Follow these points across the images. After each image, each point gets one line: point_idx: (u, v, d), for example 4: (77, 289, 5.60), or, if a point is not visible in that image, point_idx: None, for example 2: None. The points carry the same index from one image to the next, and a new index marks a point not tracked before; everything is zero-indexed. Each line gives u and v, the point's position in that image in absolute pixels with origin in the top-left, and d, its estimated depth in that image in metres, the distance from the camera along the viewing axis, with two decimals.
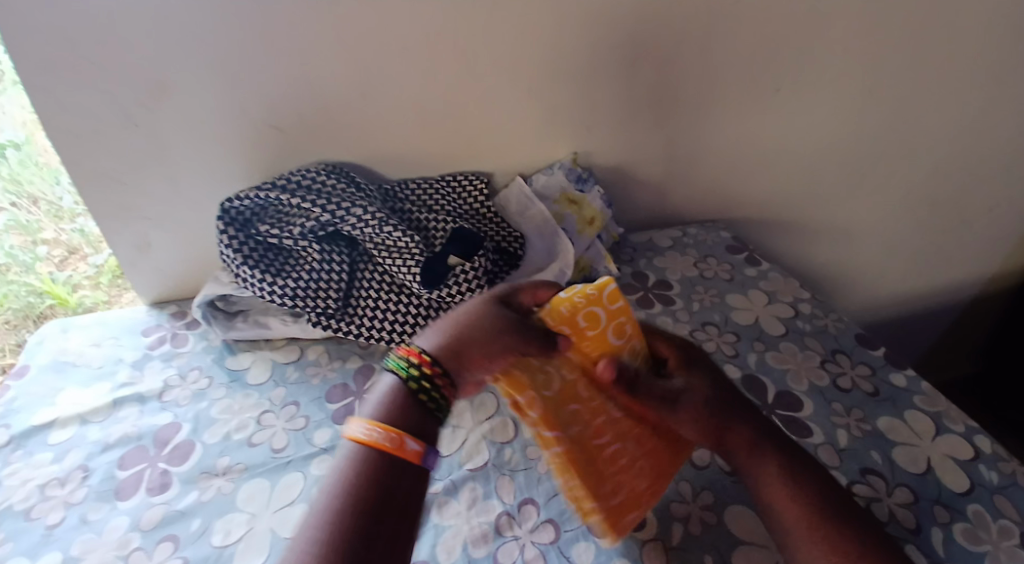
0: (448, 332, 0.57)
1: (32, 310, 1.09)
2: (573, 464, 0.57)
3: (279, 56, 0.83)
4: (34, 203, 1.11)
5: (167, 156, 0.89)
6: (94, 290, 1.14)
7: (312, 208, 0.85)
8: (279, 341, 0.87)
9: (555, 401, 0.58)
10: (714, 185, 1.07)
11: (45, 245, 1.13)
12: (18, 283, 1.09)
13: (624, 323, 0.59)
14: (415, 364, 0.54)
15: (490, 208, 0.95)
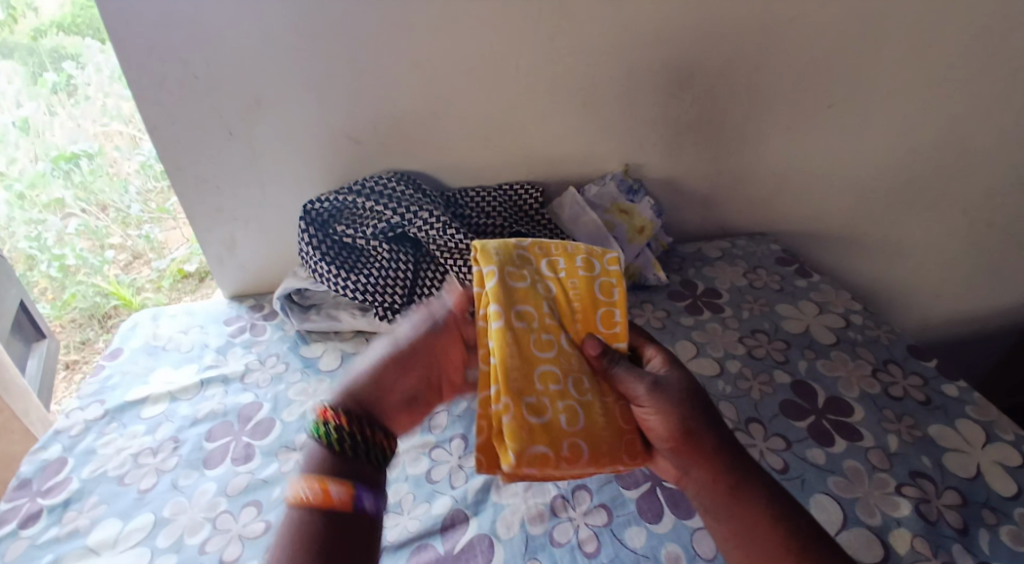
0: (357, 378, 0.59)
1: (98, 305, 1.70)
2: (510, 344, 0.57)
3: (357, 71, 0.91)
4: (102, 211, 1.78)
5: (254, 162, 0.97)
6: (155, 292, 1.74)
7: (383, 211, 0.92)
8: (347, 333, 0.94)
9: (514, 297, 0.60)
10: (763, 199, 1.09)
11: (111, 251, 1.79)
12: (87, 283, 1.71)
13: (613, 282, 0.64)
14: (330, 416, 0.55)
15: (545, 216, 1.00)
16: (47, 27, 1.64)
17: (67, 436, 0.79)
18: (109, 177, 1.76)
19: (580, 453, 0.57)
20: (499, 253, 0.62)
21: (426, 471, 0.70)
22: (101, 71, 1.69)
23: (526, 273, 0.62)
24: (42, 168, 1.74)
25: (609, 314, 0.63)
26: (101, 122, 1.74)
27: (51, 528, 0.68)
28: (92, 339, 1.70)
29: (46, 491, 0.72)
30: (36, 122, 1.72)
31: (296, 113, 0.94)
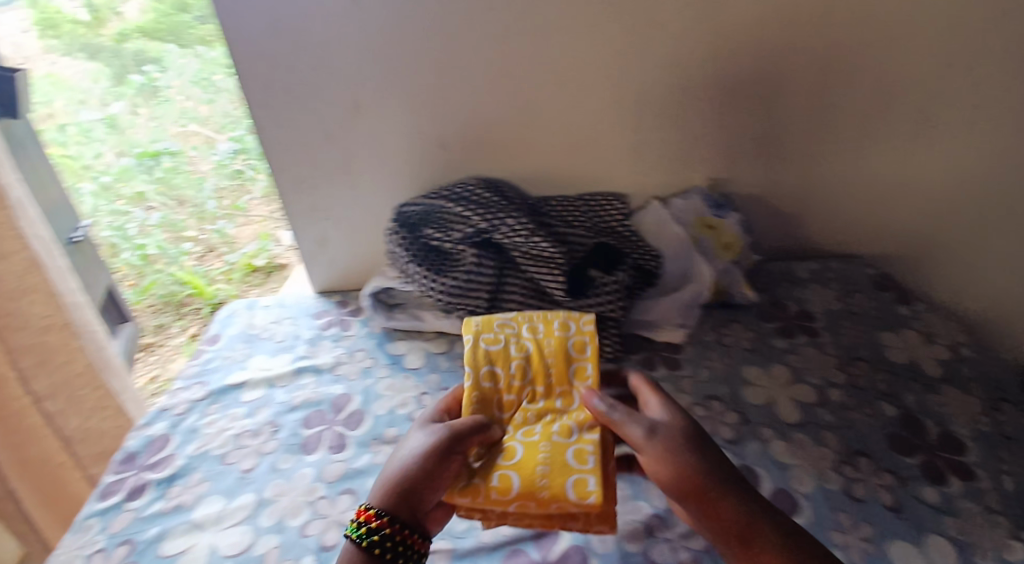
0: (390, 478, 0.59)
1: (175, 294, 1.81)
2: (473, 397, 0.65)
3: (452, 80, 0.94)
4: (180, 205, 1.96)
5: (350, 166, 1.02)
6: (226, 283, 1.83)
7: (471, 217, 0.93)
8: (429, 333, 0.97)
9: (486, 358, 0.68)
10: (854, 221, 1.05)
11: (188, 242, 1.92)
12: (165, 272, 1.84)
13: (585, 341, 0.70)
14: (365, 525, 0.56)
15: (628, 228, 0.95)
16: (130, 31, 1.77)
17: (172, 414, 0.84)
18: (188, 175, 1.97)
19: (512, 485, 0.58)
20: (480, 323, 0.71)
21: None
22: (182, 75, 1.85)
23: (502, 335, 0.70)
24: (126, 164, 1.93)
25: (581, 370, 0.68)
26: (180, 123, 1.96)
27: (157, 502, 0.72)
28: (167, 324, 1.77)
29: (151, 466, 0.77)
30: (122, 120, 1.91)
31: (392, 122, 0.97)
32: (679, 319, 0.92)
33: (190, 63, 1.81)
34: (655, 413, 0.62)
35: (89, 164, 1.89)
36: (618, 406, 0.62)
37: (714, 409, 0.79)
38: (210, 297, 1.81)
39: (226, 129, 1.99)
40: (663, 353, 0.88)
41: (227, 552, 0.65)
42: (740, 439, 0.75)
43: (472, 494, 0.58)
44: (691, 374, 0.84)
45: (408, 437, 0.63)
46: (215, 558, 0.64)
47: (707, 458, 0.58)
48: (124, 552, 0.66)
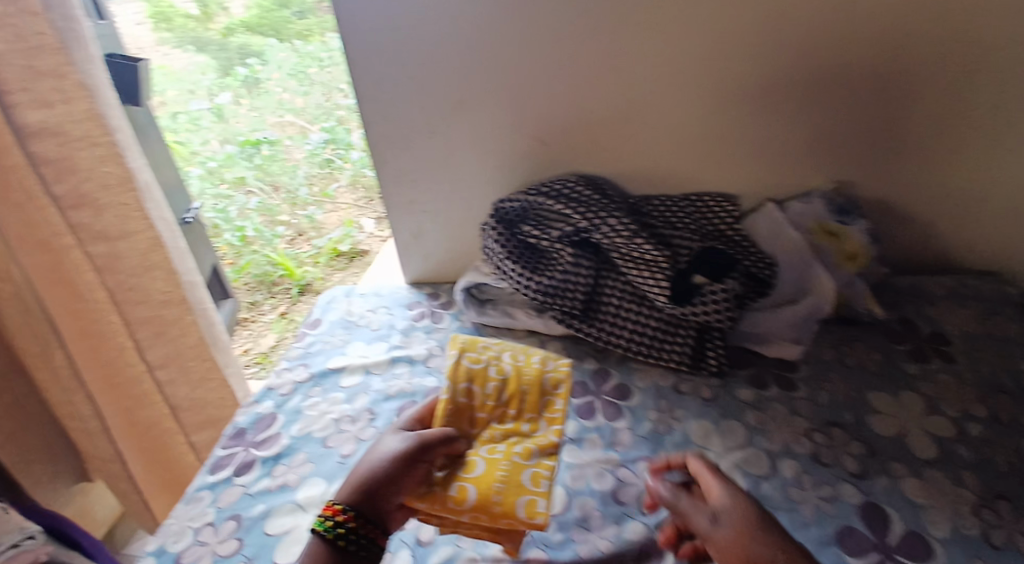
0: (356, 478, 0.57)
1: (268, 275, 1.85)
2: (443, 409, 0.63)
3: (559, 73, 0.90)
4: (275, 191, 2.01)
5: (450, 159, 1.01)
6: (314, 266, 1.87)
7: (572, 215, 0.90)
8: (520, 332, 0.95)
9: (466, 375, 0.65)
10: (996, 229, 0.94)
11: (280, 225, 1.96)
12: (260, 253, 1.88)
13: (563, 376, 0.67)
14: (332, 519, 0.54)
15: (740, 232, 0.90)
16: (236, 26, 2.06)
17: (279, 393, 0.87)
18: (283, 162, 2.04)
19: (467, 496, 0.57)
20: (466, 339, 0.69)
21: (612, 488, 0.67)
22: (281, 68, 2.05)
23: (485, 355, 0.67)
24: (230, 152, 2.02)
25: (551, 404, 0.65)
26: (277, 114, 2.09)
27: (264, 479, 0.74)
28: (260, 302, 1.81)
29: (258, 443, 0.79)
30: (227, 109, 2.04)
31: (494, 116, 0.96)
32: (793, 335, 0.85)
33: (288, 57, 2.05)
34: (714, 497, 0.56)
35: (197, 149, 2.00)
36: (682, 494, 0.59)
37: (835, 438, 0.73)
38: (299, 278, 1.84)
39: (318, 120, 2.09)
40: (774, 370, 0.82)
41: None
42: (867, 473, 0.69)
43: (428, 500, 0.57)
44: (807, 396, 0.78)
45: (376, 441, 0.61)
46: None
47: (772, 541, 0.51)
48: (232, 526, 0.68)
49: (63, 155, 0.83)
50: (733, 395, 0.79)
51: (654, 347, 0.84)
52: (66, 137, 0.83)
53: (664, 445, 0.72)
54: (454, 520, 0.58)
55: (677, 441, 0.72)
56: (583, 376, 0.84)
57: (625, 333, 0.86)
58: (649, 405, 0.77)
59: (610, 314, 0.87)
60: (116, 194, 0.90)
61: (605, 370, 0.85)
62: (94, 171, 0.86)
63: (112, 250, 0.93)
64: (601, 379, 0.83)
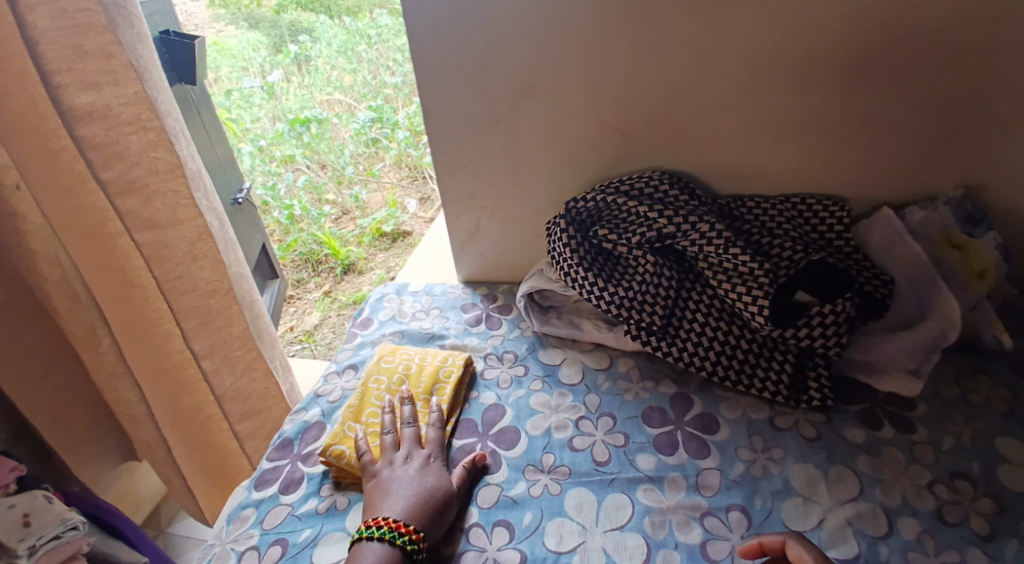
0: (420, 503, 0.61)
1: (313, 254, 1.82)
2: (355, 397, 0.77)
3: (648, 58, 0.80)
4: (321, 167, 1.98)
5: (516, 152, 0.93)
6: (359, 248, 1.84)
7: (655, 218, 0.80)
8: (586, 344, 0.86)
9: (379, 372, 0.80)
10: None
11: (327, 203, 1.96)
12: (307, 232, 1.83)
13: (454, 370, 0.80)
14: (402, 533, 0.58)
15: (849, 242, 0.81)
16: (287, 4, 2.01)
17: (326, 400, 0.81)
18: (330, 141, 1.98)
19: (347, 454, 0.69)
20: (385, 351, 0.84)
21: (700, 541, 0.59)
22: (330, 45, 2.03)
23: (397, 358, 0.82)
24: (281, 128, 1.93)
25: (442, 390, 0.77)
26: (325, 92, 2.05)
27: (312, 499, 0.68)
28: (305, 280, 1.81)
29: (305, 456, 0.73)
30: (278, 88, 1.98)
31: (570, 103, 0.86)
32: (912, 365, 0.74)
33: (337, 34, 2.04)
34: None
35: (248, 127, 1.96)
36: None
37: (960, 492, 0.62)
38: (344, 259, 1.78)
39: (365, 98, 2.08)
40: (886, 406, 0.72)
41: None
42: (996, 534, 0.58)
43: (338, 455, 0.69)
44: (927, 441, 0.68)
45: (408, 472, 0.65)
46: None
47: None
48: (277, 553, 0.63)
49: (111, 141, 0.78)
50: (840, 435, 0.69)
51: (746, 372, 0.75)
52: (115, 121, 0.77)
53: (760, 492, 0.63)
54: (354, 478, 0.69)
55: (775, 488, 0.63)
56: (661, 401, 0.75)
57: (711, 354, 0.76)
58: (741, 442, 0.69)
59: (693, 333, 0.78)
60: (164, 180, 0.84)
61: (685, 396, 0.76)
62: (143, 157, 0.81)
63: (160, 237, 0.87)
64: (682, 407, 0.74)
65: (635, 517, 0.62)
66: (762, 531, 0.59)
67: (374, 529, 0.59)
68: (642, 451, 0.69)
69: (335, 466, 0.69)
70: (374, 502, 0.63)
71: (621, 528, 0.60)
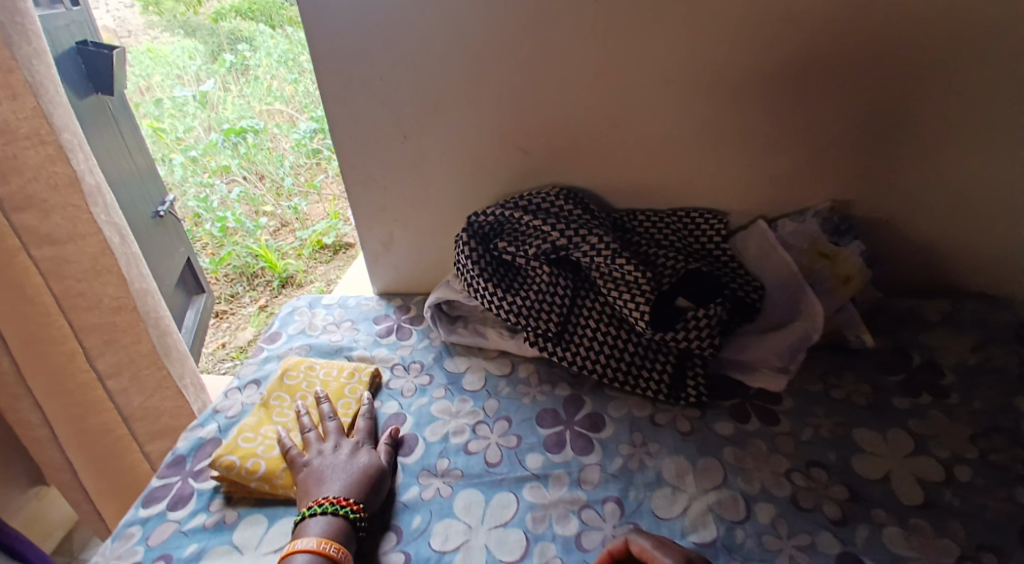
0: (355, 479, 0.66)
1: (248, 268, 1.79)
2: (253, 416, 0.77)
3: (545, 79, 0.85)
4: (260, 178, 1.95)
5: (425, 168, 0.96)
6: (297, 260, 1.81)
7: (549, 231, 0.85)
8: (491, 352, 0.90)
9: (282, 387, 0.81)
10: (987, 253, 0.92)
11: (266, 215, 1.93)
12: (241, 247, 1.79)
13: (358, 385, 0.81)
14: (336, 502, 0.63)
15: (727, 251, 0.89)
16: (226, 11, 2.00)
17: (225, 415, 0.81)
18: (269, 152, 1.96)
19: (260, 468, 0.69)
20: (290, 365, 0.85)
21: (576, 533, 0.63)
22: (270, 54, 2.00)
23: (302, 375, 0.83)
24: (213, 139, 1.92)
25: (345, 403, 0.79)
26: (266, 101, 2.03)
27: (200, 515, 0.68)
28: (239, 294, 1.77)
29: (197, 472, 0.73)
30: (212, 97, 1.98)
31: (475, 121, 0.90)
32: (780, 364, 0.82)
33: (278, 43, 2.02)
34: None
35: (179, 137, 1.94)
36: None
37: (816, 479, 0.69)
38: (282, 272, 1.76)
39: (307, 108, 2.05)
40: (756, 401, 0.79)
41: None
42: (847, 519, 0.65)
43: (226, 466, 0.69)
44: (789, 432, 0.74)
45: (338, 457, 0.69)
46: None
47: None
48: None
49: (8, 155, 0.77)
50: (711, 428, 0.75)
51: (631, 374, 0.80)
52: (13, 135, 0.77)
53: (634, 485, 0.68)
54: (243, 491, 0.70)
55: (648, 479, 0.68)
56: (555, 404, 0.80)
57: (601, 359, 0.81)
58: (622, 439, 0.73)
59: (586, 339, 0.83)
60: (63, 196, 0.83)
61: (577, 398, 0.80)
62: (42, 172, 0.81)
63: (60, 253, 0.85)
64: (573, 408, 0.79)
65: (518, 514, 0.65)
66: (632, 520, 0.64)
67: (317, 507, 0.62)
68: (532, 451, 0.72)
69: (223, 478, 0.69)
70: (309, 490, 0.65)
71: (503, 525, 0.64)
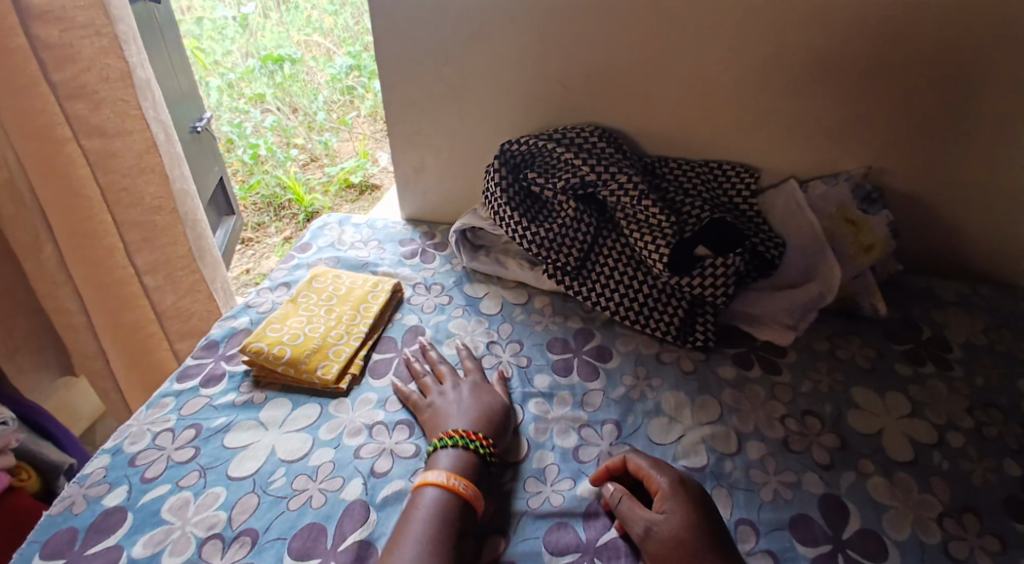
0: (481, 418, 0.66)
1: (275, 199, 1.78)
2: (281, 311, 0.82)
3: (588, 15, 0.85)
4: (293, 112, 1.96)
5: (462, 97, 0.98)
6: (324, 197, 1.78)
7: (580, 166, 0.86)
8: (510, 282, 0.93)
9: (309, 290, 0.86)
10: (1018, 243, 0.90)
11: (295, 148, 1.92)
12: (270, 176, 1.80)
13: (382, 293, 0.86)
14: (464, 436, 0.63)
15: (753, 207, 0.90)
16: None
17: (256, 310, 0.86)
18: (303, 84, 1.98)
19: (285, 354, 0.74)
20: (318, 274, 0.90)
21: (574, 447, 0.67)
22: None
23: (328, 281, 0.88)
24: (251, 65, 1.97)
25: (368, 308, 0.83)
26: (304, 32, 2.08)
27: (229, 393, 0.73)
28: (266, 224, 1.76)
29: (229, 356, 0.79)
30: (251, 21, 2.03)
31: (516, 53, 0.91)
32: (789, 321, 0.84)
33: None
34: (660, 509, 0.56)
35: (218, 60, 2.00)
36: (623, 496, 0.58)
37: (808, 426, 0.72)
38: (308, 206, 1.75)
39: (344, 43, 2.08)
40: (760, 351, 0.82)
41: (284, 457, 0.66)
42: (833, 464, 0.68)
43: (256, 351, 0.74)
44: (788, 382, 0.77)
45: (461, 395, 0.70)
46: (272, 460, 0.65)
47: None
48: (191, 435, 0.68)
49: (64, 43, 0.80)
50: (714, 371, 0.78)
51: (643, 314, 0.83)
52: (70, 24, 0.80)
53: (633, 411, 0.72)
54: (271, 376, 0.75)
55: (647, 409, 0.72)
56: (566, 333, 0.83)
57: (616, 296, 0.84)
58: (627, 371, 0.77)
59: (603, 276, 0.86)
60: (114, 89, 0.87)
61: (588, 331, 0.84)
62: (94, 63, 0.84)
63: (108, 146, 0.89)
64: (583, 339, 0.82)
65: (521, 425, 0.69)
66: (628, 441, 0.68)
67: (447, 439, 0.63)
68: (541, 372, 0.77)
69: (251, 362, 0.74)
70: (437, 425, 0.66)
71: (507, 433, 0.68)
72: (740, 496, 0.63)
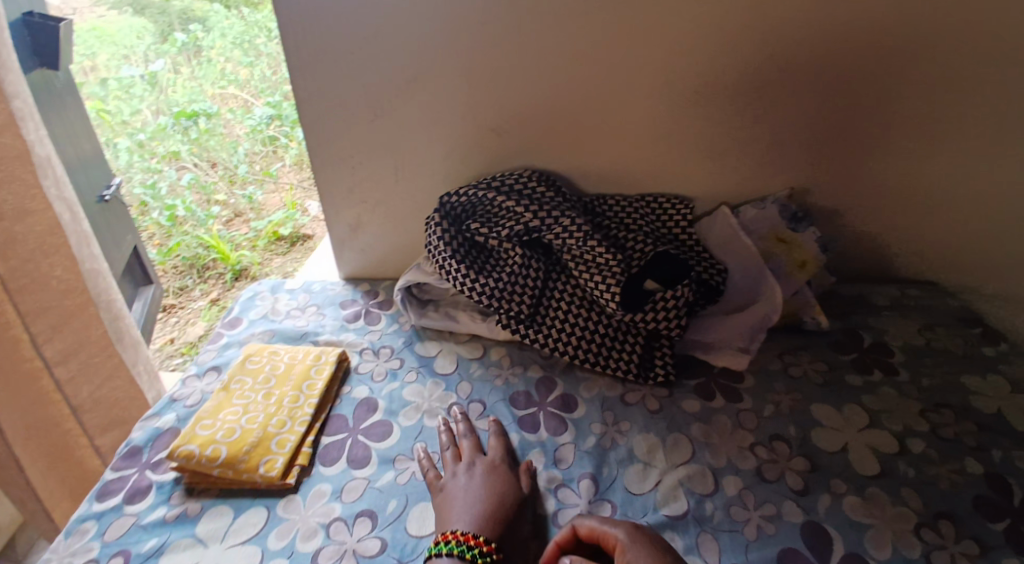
0: (489, 510, 0.61)
1: (198, 260, 1.68)
2: (213, 401, 0.75)
3: (518, 58, 0.85)
4: (212, 167, 1.88)
5: (395, 148, 0.95)
6: (251, 252, 1.69)
7: (522, 213, 0.85)
8: (462, 336, 0.89)
9: (243, 372, 0.80)
10: (939, 244, 0.95)
11: (217, 206, 1.81)
12: (191, 236, 1.70)
13: (325, 366, 0.80)
14: (466, 543, 0.57)
15: (693, 236, 0.91)
16: None
17: (183, 404, 0.78)
18: (222, 138, 1.91)
19: (220, 454, 0.67)
20: (252, 352, 0.83)
21: (552, 512, 0.64)
22: (224, 36, 2.01)
23: (265, 360, 0.82)
24: (162, 123, 1.87)
25: (312, 385, 0.77)
26: (219, 85, 2.00)
27: (159, 508, 0.66)
28: (189, 287, 1.65)
29: (155, 464, 0.71)
30: (161, 77, 1.93)
31: (448, 100, 0.89)
32: (742, 344, 0.85)
33: (233, 26, 2.04)
34: None
35: (126, 120, 1.87)
36: None
37: (778, 452, 0.72)
38: (235, 264, 1.65)
39: (262, 93, 2.03)
40: (720, 379, 0.82)
41: None
42: (808, 489, 0.67)
43: (186, 457, 0.67)
44: (752, 408, 0.77)
45: (472, 481, 0.64)
46: None
47: None
48: None
49: None
50: (678, 406, 0.77)
51: (602, 355, 0.81)
52: None
53: (607, 462, 0.70)
54: (206, 481, 0.68)
55: (621, 457, 0.70)
56: (527, 385, 0.80)
57: (573, 340, 0.82)
58: (594, 418, 0.75)
59: (557, 321, 0.83)
60: (13, 168, 0.78)
61: (549, 379, 0.81)
62: None
63: (7, 232, 0.79)
64: (546, 390, 0.79)
65: None
66: (606, 497, 0.65)
67: (444, 545, 0.57)
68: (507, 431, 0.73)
69: (181, 469, 0.67)
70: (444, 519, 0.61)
71: None
72: (725, 540, 0.62)
